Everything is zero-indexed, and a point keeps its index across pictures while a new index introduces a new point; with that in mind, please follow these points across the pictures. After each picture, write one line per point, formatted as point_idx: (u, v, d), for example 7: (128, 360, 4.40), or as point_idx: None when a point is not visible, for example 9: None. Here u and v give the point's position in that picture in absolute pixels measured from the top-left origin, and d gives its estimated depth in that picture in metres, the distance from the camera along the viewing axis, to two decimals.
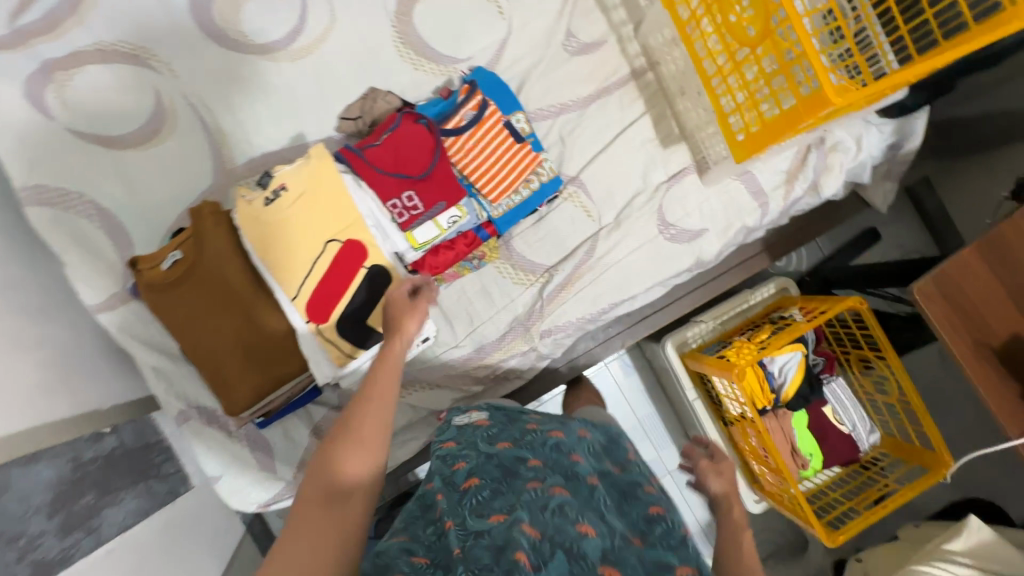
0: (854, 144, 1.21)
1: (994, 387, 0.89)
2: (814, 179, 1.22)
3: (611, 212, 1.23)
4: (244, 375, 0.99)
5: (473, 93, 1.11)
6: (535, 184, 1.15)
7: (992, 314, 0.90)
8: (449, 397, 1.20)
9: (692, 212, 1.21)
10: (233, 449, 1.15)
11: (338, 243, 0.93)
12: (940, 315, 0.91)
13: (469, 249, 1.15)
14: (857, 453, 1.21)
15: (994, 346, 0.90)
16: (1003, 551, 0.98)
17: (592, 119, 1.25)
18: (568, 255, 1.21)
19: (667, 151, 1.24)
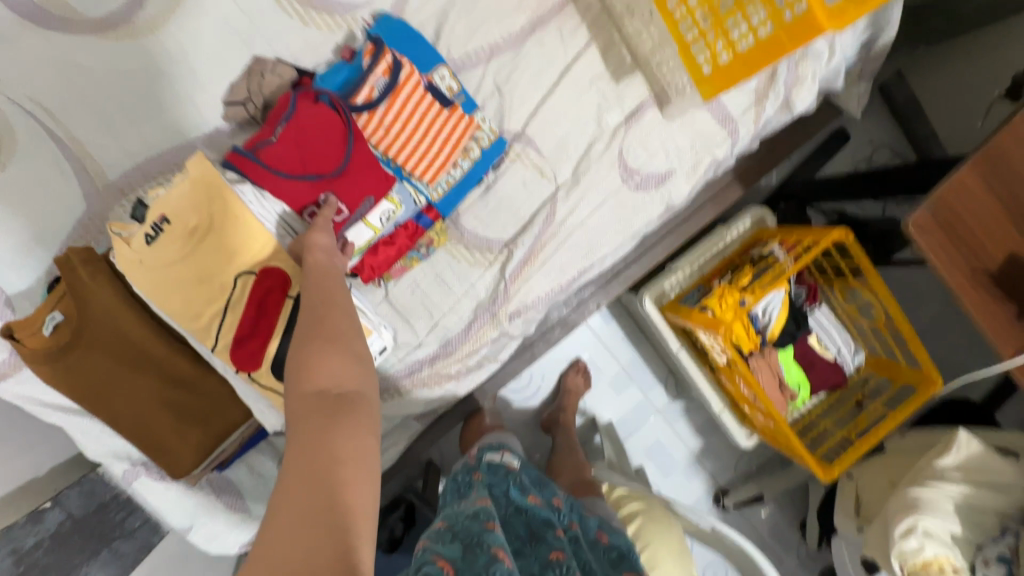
0: (827, 48, 1.06)
1: (992, 314, 0.84)
2: (786, 95, 1.07)
3: (568, 167, 1.07)
4: (180, 436, 0.86)
5: (381, 53, 0.91)
6: (476, 152, 0.99)
7: (988, 237, 0.83)
8: (422, 400, 1.08)
9: (656, 152, 1.06)
10: (195, 499, 1.04)
11: (252, 275, 0.77)
12: (935, 244, 0.84)
13: (413, 241, 1.01)
14: (842, 378, 1.19)
15: (991, 271, 0.84)
16: (993, 460, 0.96)
17: (530, 59, 1.06)
18: (526, 226, 1.07)
19: (621, 86, 1.06)
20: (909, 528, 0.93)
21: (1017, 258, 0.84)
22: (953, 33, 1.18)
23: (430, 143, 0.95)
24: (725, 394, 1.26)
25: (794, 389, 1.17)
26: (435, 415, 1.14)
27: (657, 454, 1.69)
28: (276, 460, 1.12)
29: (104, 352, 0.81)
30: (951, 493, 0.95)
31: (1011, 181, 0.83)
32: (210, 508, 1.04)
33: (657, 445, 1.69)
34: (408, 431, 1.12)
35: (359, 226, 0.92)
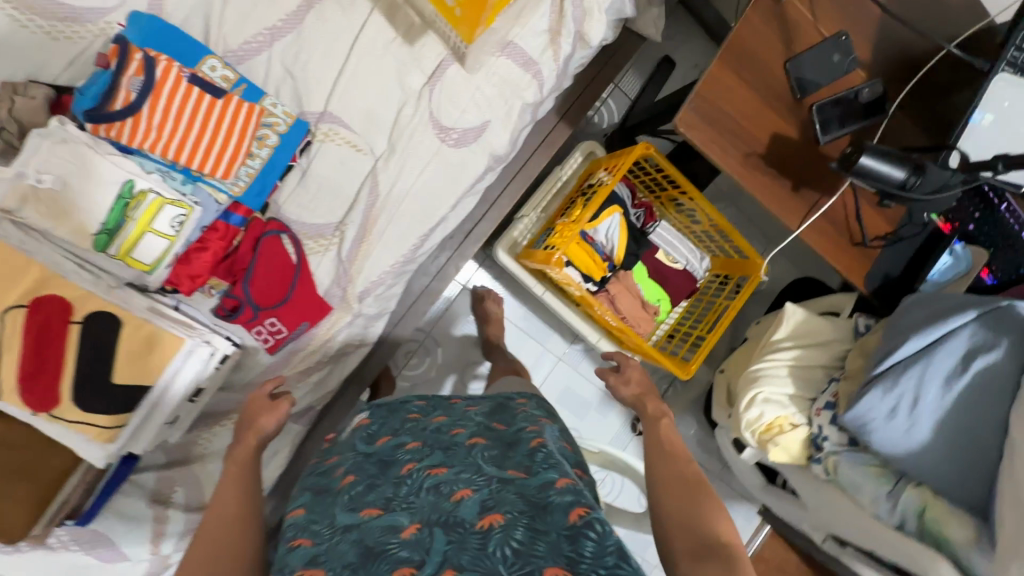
0: None
1: (774, 192, 0.89)
2: (576, 30, 1.09)
3: (382, 137, 1.04)
4: (20, 493, 0.77)
5: (128, 50, 0.77)
6: (273, 139, 0.90)
7: (755, 122, 0.86)
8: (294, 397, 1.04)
9: (468, 109, 1.07)
10: (63, 560, 0.92)
11: (20, 306, 0.70)
12: (705, 138, 0.85)
13: (229, 242, 0.90)
14: (693, 283, 1.25)
15: (762, 152, 0.88)
16: (818, 323, 1.03)
17: (314, 34, 0.99)
18: (352, 204, 1.03)
19: (415, 48, 1.03)
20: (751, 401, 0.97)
21: (782, 137, 0.88)
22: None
23: (215, 136, 0.84)
24: (594, 323, 1.25)
25: (655, 304, 1.23)
26: (316, 411, 1.10)
27: (570, 401, 1.68)
28: (144, 500, 0.97)
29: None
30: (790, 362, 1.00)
31: (742, 69, 0.86)
32: (81, 565, 0.93)
33: (567, 391, 1.68)
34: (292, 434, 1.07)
35: (148, 239, 0.78)
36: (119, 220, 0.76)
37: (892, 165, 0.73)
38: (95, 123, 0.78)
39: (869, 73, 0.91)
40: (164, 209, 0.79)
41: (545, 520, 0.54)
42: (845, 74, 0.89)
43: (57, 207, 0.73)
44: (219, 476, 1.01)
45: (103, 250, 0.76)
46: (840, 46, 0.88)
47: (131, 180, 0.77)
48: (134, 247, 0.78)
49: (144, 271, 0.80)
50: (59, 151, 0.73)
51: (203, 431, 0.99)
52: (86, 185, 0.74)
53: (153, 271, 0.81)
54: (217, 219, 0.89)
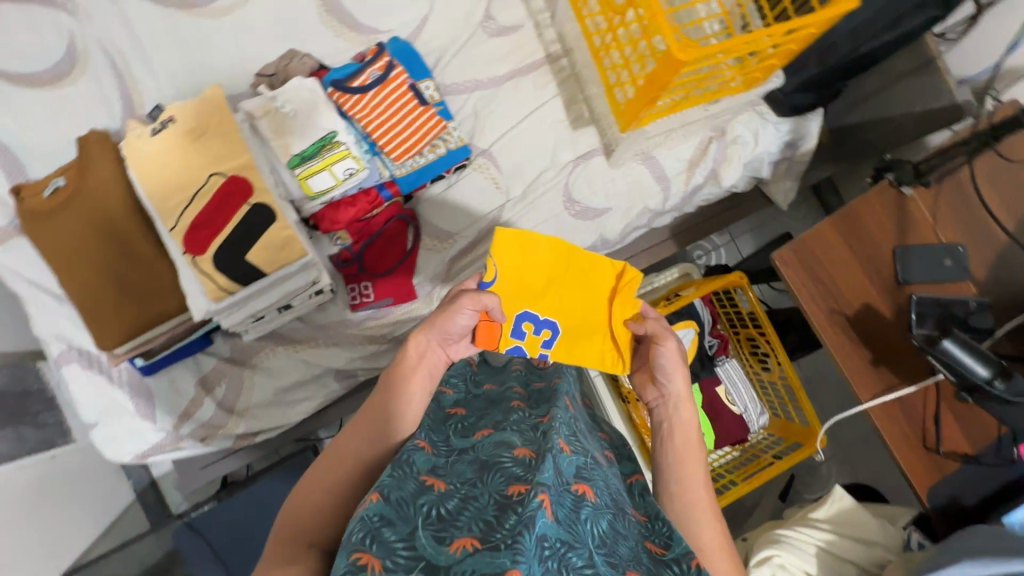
0: (751, 138, 1.26)
1: (848, 355, 0.91)
2: (713, 168, 1.26)
3: (521, 185, 1.22)
4: (121, 312, 0.92)
5: (381, 55, 1.07)
6: (442, 150, 1.12)
7: (845, 284, 0.91)
8: (346, 356, 1.14)
9: (598, 192, 1.23)
10: (113, 394, 1.06)
11: (223, 176, 0.89)
12: (796, 278, 0.91)
13: (371, 208, 1.10)
14: (745, 434, 1.21)
15: (847, 314, 0.91)
16: (865, 517, 0.95)
17: (506, 97, 1.23)
18: (473, 224, 1.18)
19: (576, 133, 1.24)
20: (765, 560, 0.92)
21: (870, 310, 0.91)
22: (866, 158, 1.36)
23: (404, 131, 1.07)
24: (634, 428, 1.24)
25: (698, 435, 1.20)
26: (358, 381, 1.18)
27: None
28: (194, 379, 1.09)
29: (83, 222, 0.90)
30: (822, 540, 0.93)
31: (856, 237, 0.93)
32: (123, 408, 1.05)
33: None
34: (326, 389, 1.15)
35: (324, 175, 0.99)
36: (313, 154, 0.98)
37: (979, 359, 0.76)
38: (335, 89, 1.05)
39: (982, 288, 0.91)
40: (344, 159, 1.00)
41: (624, 524, 0.59)
42: (952, 281, 0.91)
43: (280, 129, 0.98)
44: (259, 390, 1.11)
45: (291, 168, 0.98)
46: (953, 254, 0.91)
47: (334, 130, 1.00)
48: (311, 177, 0.99)
49: (307, 196, 1.00)
50: (304, 95, 1.00)
51: (267, 345, 1.11)
52: (302, 124, 0.99)
53: (312, 200, 1.00)
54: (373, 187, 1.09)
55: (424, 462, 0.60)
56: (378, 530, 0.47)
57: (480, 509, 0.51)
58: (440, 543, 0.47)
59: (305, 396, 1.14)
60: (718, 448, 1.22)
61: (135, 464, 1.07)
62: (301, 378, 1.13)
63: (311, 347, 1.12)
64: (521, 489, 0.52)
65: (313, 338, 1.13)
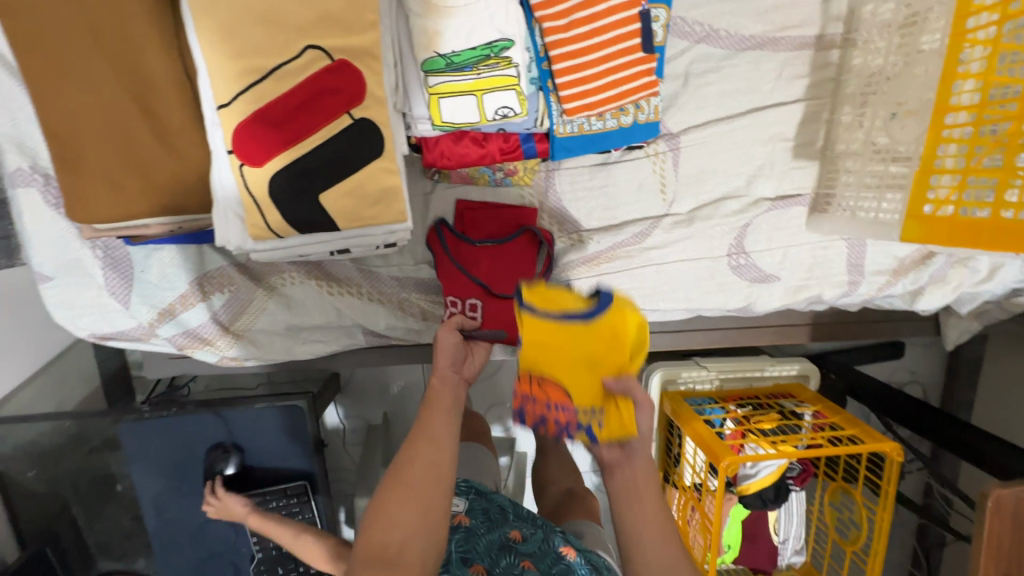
0: (985, 269, 0.95)
1: None
2: (921, 284, 0.95)
3: (688, 200, 0.89)
4: (110, 182, 0.61)
5: None
6: (627, 120, 0.75)
7: None
8: (386, 319, 0.86)
9: (776, 251, 0.90)
10: (79, 251, 0.78)
11: (325, 56, 0.54)
12: (998, 529, 0.68)
13: (501, 159, 0.75)
14: (772, 567, 1.05)
15: None
16: None
17: (734, 72, 0.86)
18: (609, 227, 0.87)
19: (794, 165, 0.89)
20: None
21: None
22: None
23: (597, 75, 0.71)
24: None
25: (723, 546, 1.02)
26: (389, 348, 0.92)
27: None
28: (191, 273, 0.82)
29: (79, 29, 0.56)
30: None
31: None
32: (95, 278, 0.79)
33: None
34: (347, 344, 0.88)
35: (468, 102, 0.64)
36: (466, 63, 0.62)
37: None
38: None
39: None
40: (506, 91, 0.64)
41: None
42: None
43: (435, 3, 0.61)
44: (269, 317, 0.84)
45: (425, 72, 0.63)
46: None
47: (511, 41, 0.63)
48: (448, 95, 0.64)
49: (431, 120, 0.66)
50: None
51: (298, 269, 0.83)
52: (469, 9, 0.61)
53: (437, 128, 0.66)
54: (517, 133, 0.74)
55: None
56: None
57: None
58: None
59: (314, 341, 0.87)
60: (732, 564, 1.06)
61: (90, 341, 0.84)
62: (323, 323, 0.86)
63: (351, 294, 0.85)
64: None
65: (357, 285, 0.86)
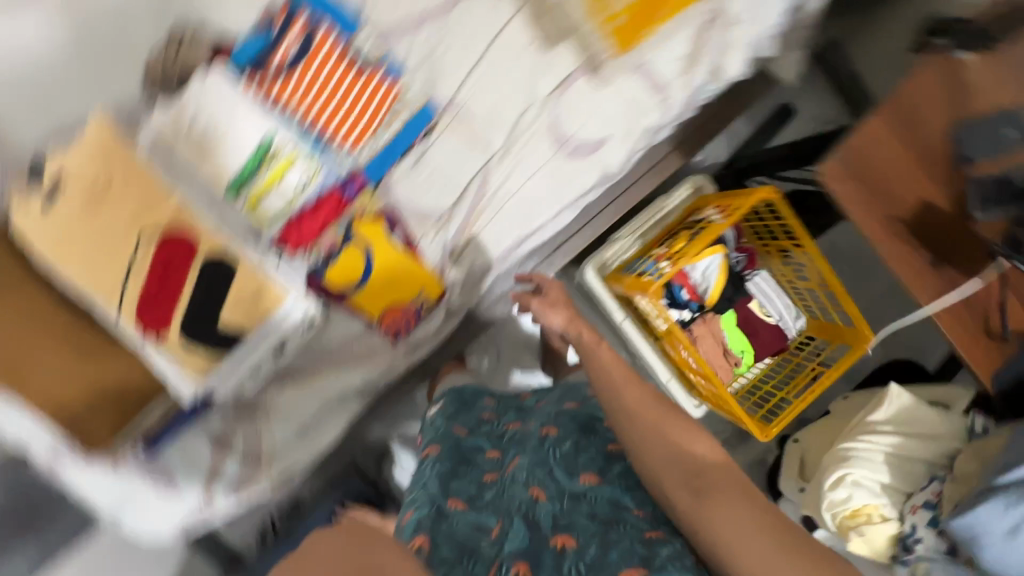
0: (754, 15, 1.06)
1: (909, 264, 0.83)
2: (713, 62, 1.08)
3: (500, 134, 1.03)
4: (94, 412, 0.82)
5: (292, 12, 0.81)
6: (403, 120, 0.94)
7: (900, 182, 0.82)
8: (362, 373, 1.04)
9: (588, 122, 1.05)
10: None
11: (153, 237, 0.71)
12: (850, 193, 0.81)
13: (338, 212, 0.91)
14: (782, 341, 1.17)
15: (904, 219, 0.83)
16: (925, 412, 0.93)
17: (459, 29, 1.01)
18: (459, 196, 1.03)
19: (551, 54, 1.01)
20: (838, 481, 0.89)
21: (926, 205, 0.82)
22: None
23: (348, 113, 0.87)
24: (675, 365, 1.19)
25: (737, 354, 1.18)
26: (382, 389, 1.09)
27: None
28: None
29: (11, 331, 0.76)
30: (888, 445, 0.92)
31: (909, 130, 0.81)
32: (133, 495, 0.87)
33: None
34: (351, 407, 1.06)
35: (280, 194, 0.83)
36: (254, 172, 0.80)
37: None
38: (249, 77, 0.82)
39: None
40: (295, 166, 0.83)
41: (614, 532, 0.66)
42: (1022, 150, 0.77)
43: (204, 151, 0.79)
44: (278, 435, 1.00)
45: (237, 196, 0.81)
46: (1013, 121, 0.79)
47: (268, 136, 0.80)
48: (264, 199, 0.82)
49: (268, 222, 0.85)
50: (211, 96, 0.78)
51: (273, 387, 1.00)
52: (228, 136, 0.79)
53: (273, 226, 0.85)
54: (333, 186, 0.87)
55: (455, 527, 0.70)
56: (512, 557, 0.65)
57: (587, 525, 0.68)
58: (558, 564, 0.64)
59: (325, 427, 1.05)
60: (755, 361, 1.19)
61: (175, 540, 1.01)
62: (319, 412, 1.03)
63: (322, 376, 1.02)
64: (564, 537, 0.66)
65: (322, 367, 1.02)
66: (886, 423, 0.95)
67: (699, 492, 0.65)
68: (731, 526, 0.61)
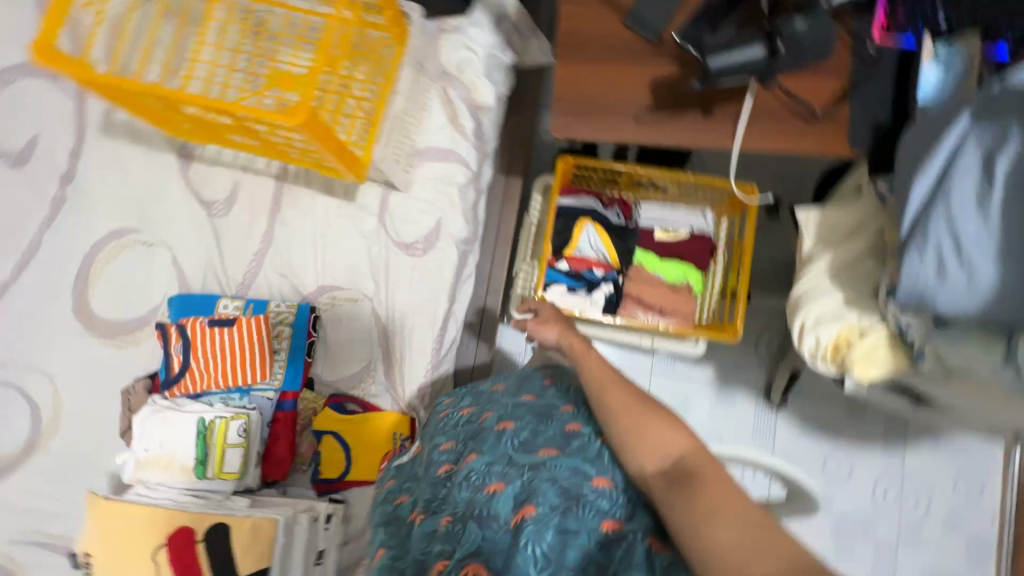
0: (469, 52, 1.20)
1: (690, 131, 0.84)
2: (469, 105, 1.21)
3: (368, 279, 1.20)
4: None
5: (166, 330, 1.05)
6: (287, 331, 1.13)
7: (621, 86, 0.86)
8: None
9: (419, 219, 1.20)
10: None
11: (163, 547, 0.89)
12: (588, 126, 0.86)
13: (292, 426, 1.12)
14: (707, 241, 1.17)
15: (650, 105, 0.85)
16: (837, 214, 0.89)
17: (288, 238, 1.20)
18: (374, 342, 1.18)
19: (358, 199, 1.21)
20: (801, 330, 0.86)
21: (658, 81, 0.85)
22: None
23: (247, 358, 1.08)
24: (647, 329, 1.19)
25: (682, 281, 1.17)
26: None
27: (684, 406, 1.54)
28: None
29: None
30: (827, 268, 0.87)
31: (589, 49, 0.87)
32: None
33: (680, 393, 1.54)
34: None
35: (230, 452, 0.98)
36: (205, 450, 0.98)
37: (742, 46, 0.77)
38: (171, 390, 1.04)
39: None
40: (230, 424, 0.99)
41: (574, 518, 0.68)
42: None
43: (164, 463, 0.97)
44: None
45: (205, 476, 0.98)
46: None
47: (201, 419, 0.99)
48: (224, 464, 0.99)
49: (238, 478, 0.99)
50: (150, 422, 0.99)
51: None
52: (174, 441, 0.98)
53: (245, 475, 1.00)
54: (275, 412, 1.11)
55: (423, 537, 0.73)
56: (461, 558, 0.66)
57: (549, 497, 0.70)
58: (520, 538, 0.66)
59: None
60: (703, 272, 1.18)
61: None
62: None
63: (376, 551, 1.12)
64: (524, 510, 0.69)
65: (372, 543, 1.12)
66: (817, 247, 0.90)
67: (675, 482, 0.66)
68: (696, 505, 0.62)
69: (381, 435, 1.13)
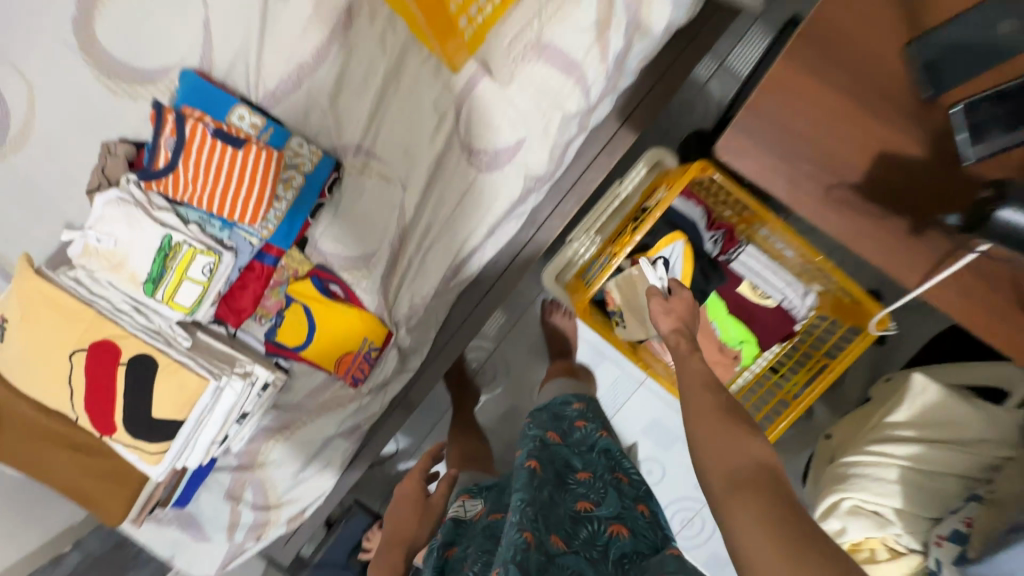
0: None
1: (876, 241, 0.62)
2: (631, 18, 0.88)
3: (409, 165, 0.98)
4: (109, 493, 0.93)
5: (162, 113, 0.86)
6: (298, 180, 0.95)
7: (839, 136, 0.60)
8: (335, 422, 1.09)
9: (500, 126, 0.93)
10: (168, 532, 1.13)
11: (83, 350, 0.84)
12: (762, 166, 0.62)
13: (266, 281, 1.01)
14: (789, 325, 0.98)
15: (853, 182, 0.61)
16: (956, 406, 0.75)
17: (341, 69, 0.95)
18: (386, 236, 1.01)
19: (441, 64, 0.92)
20: (833, 506, 0.79)
21: (887, 158, 0.60)
22: None
23: (239, 187, 0.90)
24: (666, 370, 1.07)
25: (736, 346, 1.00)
26: (364, 428, 1.14)
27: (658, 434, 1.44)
28: (224, 495, 1.12)
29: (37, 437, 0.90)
30: (903, 457, 0.76)
31: (833, 63, 0.59)
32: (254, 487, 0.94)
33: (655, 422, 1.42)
34: (343, 448, 1.13)
35: (186, 286, 0.87)
36: (160, 272, 0.85)
37: None
38: (148, 181, 0.89)
39: None
40: (196, 258, 0.86)
41: None
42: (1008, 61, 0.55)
43: (114, 263, 0.85)
44: (279, 480, 1.12)
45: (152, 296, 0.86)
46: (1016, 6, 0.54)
47: (167, 235, 0.84)
48: (176, 293, 0.87)
49: (185, 313, 0.90)
50: (112, 212, 0.84)
51: (262, 441, 1.10)
52: (131, 244, 0.84)
53: (195, 312, 0.90)
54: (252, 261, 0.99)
55: None
56: None
57: None
58: None
59: (323, 466, 1.14)
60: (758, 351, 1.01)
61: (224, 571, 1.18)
62: (307, 459, 1.12)
63: (302, 426, 1.09)
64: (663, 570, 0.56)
65: (300, 418, 1.09)
66: (908, 425, 0.77)
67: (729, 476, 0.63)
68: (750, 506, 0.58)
69: (352, 331, 1.03)
